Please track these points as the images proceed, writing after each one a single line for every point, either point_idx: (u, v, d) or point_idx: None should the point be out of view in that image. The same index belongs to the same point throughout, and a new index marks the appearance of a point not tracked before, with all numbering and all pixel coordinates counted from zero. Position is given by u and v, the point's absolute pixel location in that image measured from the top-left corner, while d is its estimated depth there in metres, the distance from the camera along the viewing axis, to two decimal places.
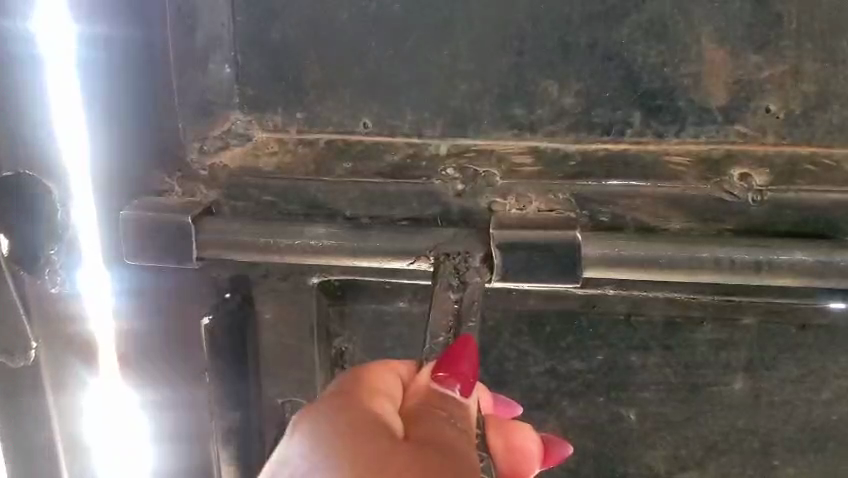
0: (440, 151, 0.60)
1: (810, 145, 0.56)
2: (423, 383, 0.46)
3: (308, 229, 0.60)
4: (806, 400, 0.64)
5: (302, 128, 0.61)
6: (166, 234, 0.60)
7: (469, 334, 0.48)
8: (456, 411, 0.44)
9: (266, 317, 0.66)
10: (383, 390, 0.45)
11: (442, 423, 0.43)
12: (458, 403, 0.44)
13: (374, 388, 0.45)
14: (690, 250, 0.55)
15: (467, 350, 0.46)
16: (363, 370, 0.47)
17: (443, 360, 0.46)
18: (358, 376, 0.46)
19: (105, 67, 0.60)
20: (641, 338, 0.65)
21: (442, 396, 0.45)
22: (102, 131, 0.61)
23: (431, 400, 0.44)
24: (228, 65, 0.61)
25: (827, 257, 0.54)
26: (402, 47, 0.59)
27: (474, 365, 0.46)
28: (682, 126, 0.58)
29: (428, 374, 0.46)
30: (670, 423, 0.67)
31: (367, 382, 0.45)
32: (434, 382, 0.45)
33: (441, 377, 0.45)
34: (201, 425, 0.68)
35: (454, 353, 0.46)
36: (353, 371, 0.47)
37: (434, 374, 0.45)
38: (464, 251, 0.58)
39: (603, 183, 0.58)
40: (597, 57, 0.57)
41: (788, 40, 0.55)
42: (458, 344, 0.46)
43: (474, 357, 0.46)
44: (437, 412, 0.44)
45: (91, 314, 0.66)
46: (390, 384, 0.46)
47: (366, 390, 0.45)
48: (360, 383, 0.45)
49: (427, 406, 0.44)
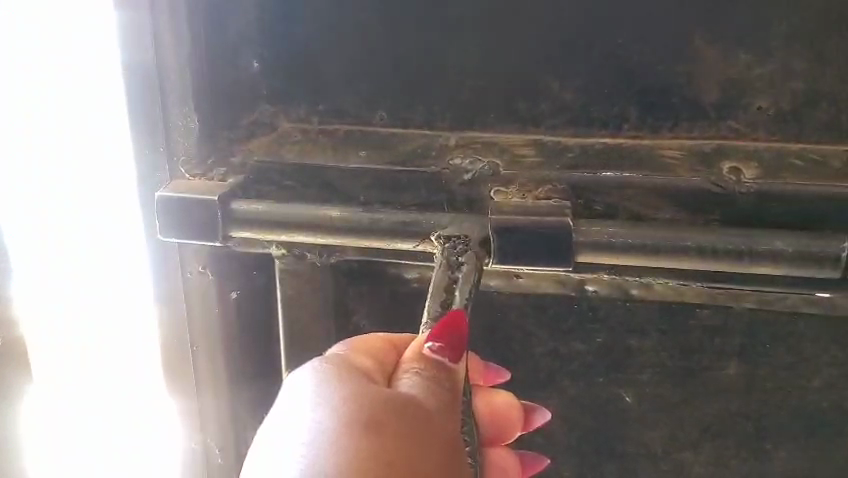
0: (449, 143, 0.66)
1: (800, 141, 0.60)
2: (415, 347, 0.49)
3: (324, 212, 0.64)
4: (797, 386, 0.67)
5: (323, 119, 0.68)
6: (201, 215, 0.64)
7: (462, 308, 0.50)
8: (443, 379, 0.47)
9: (286, 293, 0.69)
10: (374, 356, 0.50)
11: (430, 388, 0.47)
12: (446, 373, 0.48)
13: (369, 355, 0.50)
14: (675, 238, 0.58)
15: (458, 321, 0.48)
16: (361, 339, 0.51)
17: (435, 329, 0.48)
18: (356, 343, 0.51)
19: (110, 79, 0.67)
20: (639, 322, 0.68)
21: (431, 365, 0.48)
22: (107, 136, 0.69)
23: (419, 364, 0.48)
24: (256, 61, 0.67)
25: (805, 247, 0.57)
26: (415, 46, 0.64)
27: (463, 337, 0.48)
28: (675, 122, 0.62)
29: (420, 340, 0.49)
30: (667, 405, 0.70)
31: (360, 348, 0.50)
32: (425, 349, 0.48)
33: (432, 347, 0.48)
34: (204, 406, 0.76)
35: (447, 323, 0.48)
36: (354, 339, 0.51)
37: (426, 342, 0.48)
38: (463, 235, 0.61)
39: (599, 174, 0.61)
40: (596, 56, 0.61)
41: (777, 41, 0.58)
42: (449, 317, 0.49)
43: (463, 330, 0.48)
44: (423, 376, 0.47)
45: (76, 322, 0.79)
46: (381, 350, 0.51)
47: (358, 355, 0.50)
48: (353, 349, 0.50)
49: (413, 368, 0.48)
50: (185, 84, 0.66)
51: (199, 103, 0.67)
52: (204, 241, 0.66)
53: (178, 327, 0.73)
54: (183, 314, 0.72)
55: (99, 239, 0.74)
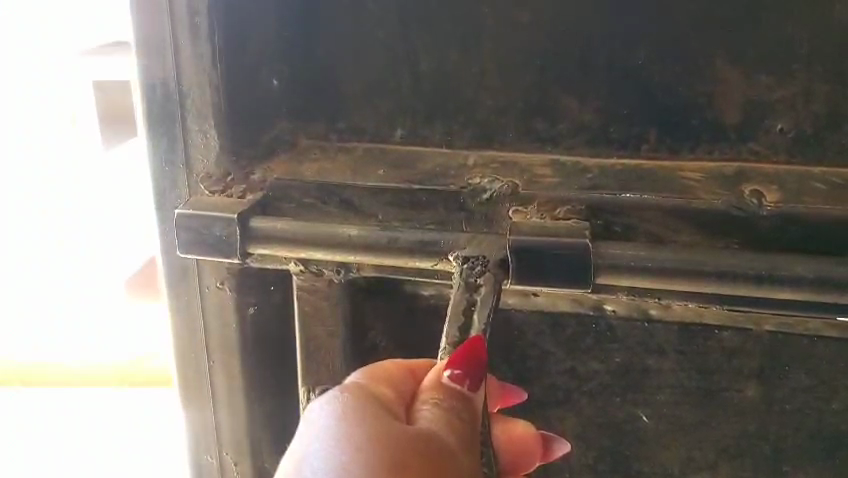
0: (468, 162, 0.65)
1: (821, 165, 0.60)
2: (434, 374, 0.50)
3: (344, 230, 0.64)
4: (817, 409, 0.66)
5: (342, 136, 0.68)
6: (219, 231, 0.64)
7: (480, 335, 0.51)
8: (461, 409, 0.48)
9: (304, 309, 0.69)
10: (391, 383, 0.51)
11: (448, 419, 0.48)
12: (465, 401, 0.49)
13: (386, 383, 0.51)
14: (696, 262, 0.58)
15: (478, 348, 0.49)
16: (378, 368, 0.52)
17: (453, 357, 0.49)
18: (373, 371, 0.52)
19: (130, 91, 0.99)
20: (657, 342, 0.67)
21: (451, 394, 0.49)
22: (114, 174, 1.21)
23: (438, 394, 0.49)
24: (275, 79, 0.67)
25: (828, 272, 0.56)
26: (434, 64, 0.64)
27: (482, 365, 0.49)
28: (695, 143, 0.62)
29: (439, 368, 0.50)
30: (684, 425, 0.70)
31: (375, 376, 0.51)
32: (444, 377, 0.49)
33: (452, 376, 0.49)
34: (214, 422, 0.76)
35: (466, 351, 0.49)
36: (372, 367, 0.52)
37: (445, 370, 0.49)
38: (481, 255, 0.61)
39: (618, 195, 0.61)
40: (616, 76, 0.61)
41: (801, 64, 0.58)
42: (468, 344, 0.49)
43: (482, 358, 0.49)
44: (441, 406, 0.48)
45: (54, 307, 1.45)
46: (397, 377, 0.52)
47: (377, 384, 0.51)
48: (371, 377, 0.51)
49: (433, 398, 0.49)
50: (204, 99, 0.66)
51: (217, 118, 0.67)
52: (222, 258, 0.65)
53: (196, 341, 0.73)
54: (202, 329, 0.72)
55: (98, 239, 1.28)
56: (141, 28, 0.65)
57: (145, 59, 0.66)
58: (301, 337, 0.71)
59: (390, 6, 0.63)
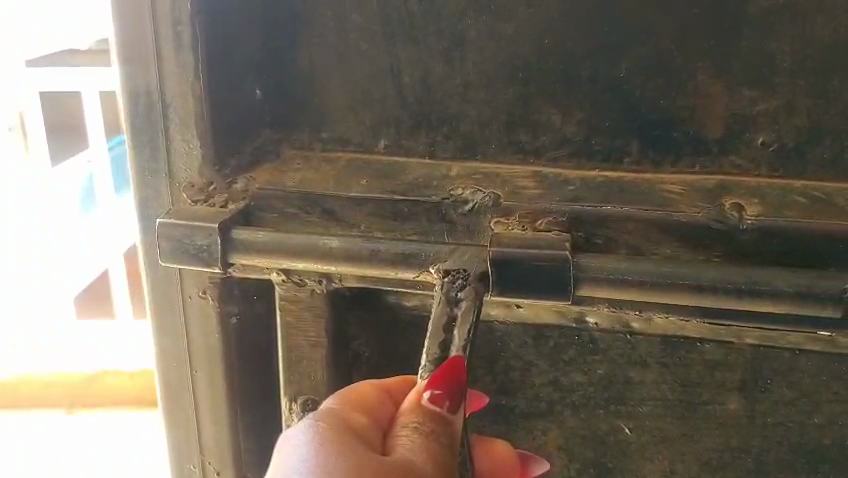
0: (451, 173, 0.65)
1: (802, 178, 0.60)
2: (413, 397, 0.51)
3: (324, 241, 0.63)
4: (799, 422, 0.66)
5: (326, 146, 0.68)
6: (200, 241, 0.64)
7: (458, 354, 0.52)
8: (440, 430, 0.50)
9: (287, 319, 0.69)
10: (367, 408, 0.53)
11: (427, 442, 0.49)
12: (444, 423, 0.50)
13: (361, 411, 0.52)
14: (677, 276, 0.57)
15: (456, 367, 0.50)
16: (352, 394, 0.54)
17: (433, 378, 0.50)
18: (347, 400, 0.53)
19: None
20: (640, 354, 0.67)
21: (430, 416, 0.50)
22: None
23: (418, 418, 0.50)
24: (259, 89, 0.67)
25: (806, 288, 0.56)
26: (418, 75, 0.64)
27: (461, 385, 0.50)
28: (677, 156, 0.62)
29: (418, 390, 0.51)
30: (667, 438, 0.70)
31: (351, 402, 0.53)
32: (424, 399, 0.50)
33: (431, 398, 0.50)
34: (196, 432, 0.75)
35: (445, 371, 0.50)
36: (345, 396, 0.54)
37: (424, 391, 0.50)
38: (462, 269, 0.60)
39: (598, 208, 0.61)
40: (599, 89, 0.61)
41: (783, 78, 0.58)
42: (447, 364, 0.50)
43: (461, 377, 0.50)
44: (421, 430, 0.49)
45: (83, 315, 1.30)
46: (373, 402, 0.54)
47: (353, 412, 0.52)
48: (345, 405, 0.53)
49: (412, 422, 0.50)
50: (186, 109, 0.65)
51: (199, 129, 0.66)
52: (203, 267, 0.65)
53: (178, 352, 0.73)
54: (185, 339, 0.72)
55: None
56: (124, 38, 0.65)
57: (126, 70, 0.66)
58: (284, 347, 0.70)
59: (375, 17, 0.63)
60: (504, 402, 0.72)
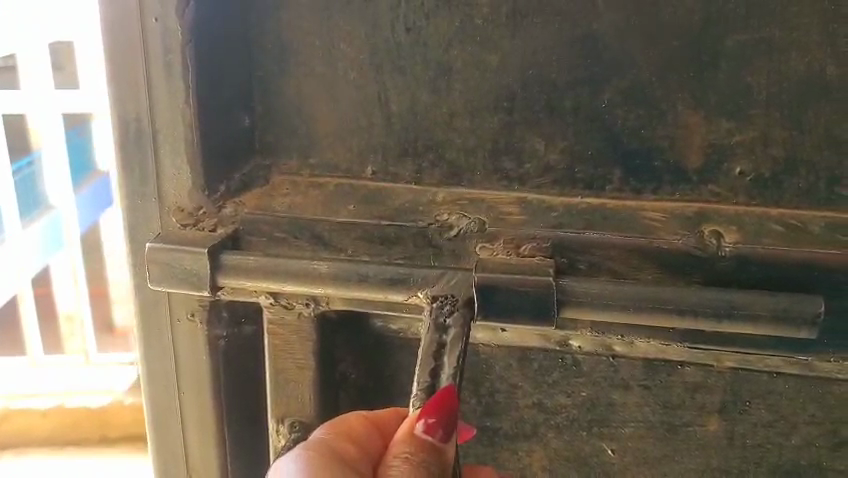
0: (437, 199, 0.67)
1: (778, 206, 0.62)
2: (406, 427, 0.52)
3: (313, 266, 0.64)
4: (777, 443, 0.67)
5: (314, 172, 0.69)
6: (190, 264, 0.65)
7: (452, 385, 0.54)
8: (430, 460, 0.51)
9: (275, 342, 0.70)
10: (358, 444, 0.56)
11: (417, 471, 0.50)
12: (435, 452, 0.51)
13: (354, 446, 0.56)
14: (659, 300, 0.59)
15: (449, 398, 0.52)
16: (345, 428, 0.57)
17: (425, 408, 0.52)
18: (341, 434, 0.57)
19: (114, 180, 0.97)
20: (622, 377, 0.68)
21: (421, 445, 0.51)
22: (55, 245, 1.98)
23: (409, 448, 0.51)
24: (248, 117, 0.69)
25: (784, 311, 0.57)
26: (404, 103, 0.65)
27: (454, 415, 0.52)
28: (658, 184, 0.63)
29: (411, 420, 0.52)
30: (649, 459, 0.71)
31: (344, 436, 0.56)
32: (416, 429, 0.52)
33: (424, 427, 0.51)
34: (184, 454, 0.76)
35: (437, 402, 0.52)
36: (339, 430, 0.57)
37: (417, 422, 0.52)
38: (450, 295, 0.62)
39: (581, 233, 0.63)
40: (581, 119, 0.63)
41: (759, 109, 0.60)
42: (440, 394, 0.52)
43: (452, 407, 0.52)
44: (412, 460, 0.51)
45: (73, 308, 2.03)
46: (364, 436, 0.57)
47: (344, 447, 0.56)
48: (339, 439, 0.56)
49: (403, 452, 0.51)
50: (176, 135, 0.66)
51: (189, 154, 0.67)
52: (193, 290, 0.66)
53: (166, 374, 0.73)
54: (173, 362, 0.73)
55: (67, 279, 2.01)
56: (116, 67, 0.66)
57: (117, 97, 0.66)
58: (271, 369, 0.71)
59: (362, 47, 0.64)
60: (488, 423, 0.73)
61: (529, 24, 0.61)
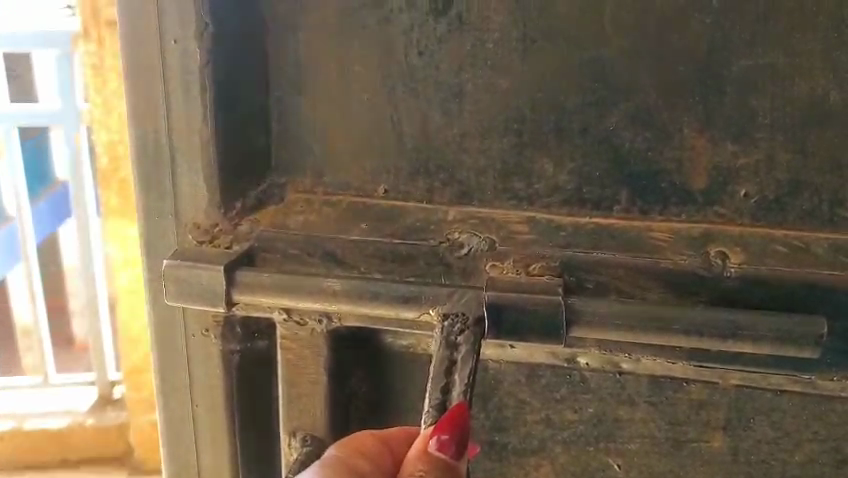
0: (448, 217, 0.68)
1: (782, 227, 0.63)
2: (419, 445, 0.53)
3: (327, 283, 0.66)
4: (781, 460, 0.68)
5: (327, 190, 0.70)
6: (207, 281, 0.66)
7: (463, 403, 0.55)
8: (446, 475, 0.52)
9: (287, 357, 0.71)
10: (371, 462, 0.57)
11: None
12: (449, 468, 0.52)
13: (368, 465, 0.57)
14: (667, 319, 0.60)
15: (460, 415, 0.54)
16: (358, 447, 0.58)
17: (438, 425, 0.53)
18: (354, 453, 0.58)
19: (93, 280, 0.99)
20: (628, 393, 0.69)
21: (436, 461, 0.52)
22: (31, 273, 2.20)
23: (424, 465, 0.52)
24: (263, 136, 0.70)
25: (786, 331, 0.58)
26: (416, 124, 0.67)
27: (466, 431, 0.53)
28: (664, 205, 0.65)
29: (424, 438, 0.54)
30: (654, 474, 0.72)
31: (357, 455, 0.57)
32: (431, 446, 0.53)
33: (437, 443, 0.53)
34: (197, 466, 0.77)
35: (449, 419, 0.53)
36: (352, 450, 0.58)
37: (431, 439, 0.53)
38: (461, 313, 0.63)
39: (587, 253, 0.65)
40: (590, 141, 0.64)
41: (762, 133, 0.61)
42: (452, 411, 0.54)
43: (463, 424, 0.53)
44: None
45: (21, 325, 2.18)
46: (376, 454, 0.58)
47: (358, 466, 0.57)
48: (352, 458, 0.57)
49: (419, 469, 0.52)
50: (193, 152, 0.68)
51: (206, 172, 0.68)
52: (208, 306, 0.67)
53: (180, 388, 0.74)
54: (188, 375, 0.74)
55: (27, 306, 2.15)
56: (137, 87, 0.67)
57: (137, 117, 0.68)
58: (284, 383, 0.72)
59: (375, 70, 0.66)
60: (496, 438, 0.74)
61: (539, 48, 0.63)
